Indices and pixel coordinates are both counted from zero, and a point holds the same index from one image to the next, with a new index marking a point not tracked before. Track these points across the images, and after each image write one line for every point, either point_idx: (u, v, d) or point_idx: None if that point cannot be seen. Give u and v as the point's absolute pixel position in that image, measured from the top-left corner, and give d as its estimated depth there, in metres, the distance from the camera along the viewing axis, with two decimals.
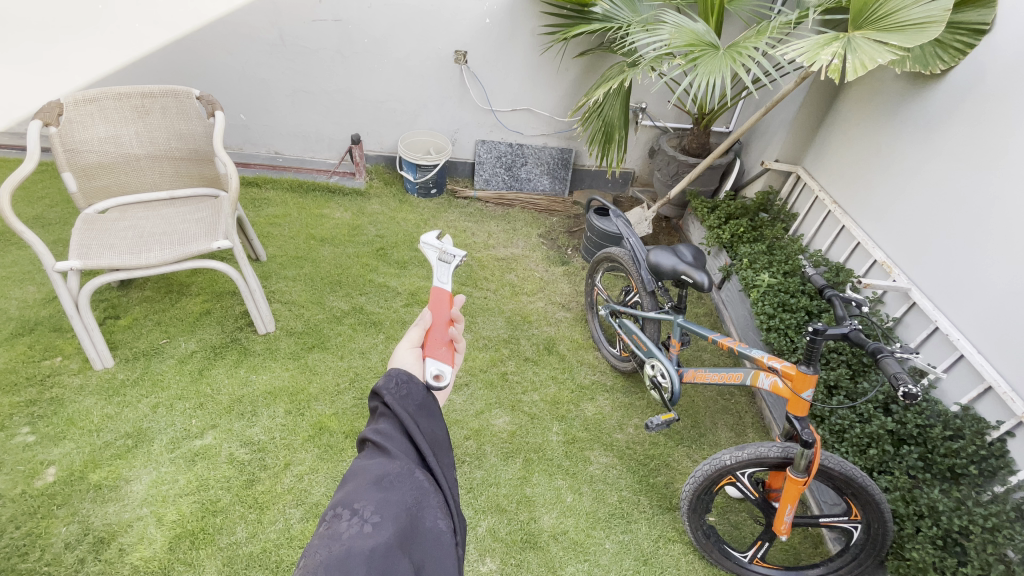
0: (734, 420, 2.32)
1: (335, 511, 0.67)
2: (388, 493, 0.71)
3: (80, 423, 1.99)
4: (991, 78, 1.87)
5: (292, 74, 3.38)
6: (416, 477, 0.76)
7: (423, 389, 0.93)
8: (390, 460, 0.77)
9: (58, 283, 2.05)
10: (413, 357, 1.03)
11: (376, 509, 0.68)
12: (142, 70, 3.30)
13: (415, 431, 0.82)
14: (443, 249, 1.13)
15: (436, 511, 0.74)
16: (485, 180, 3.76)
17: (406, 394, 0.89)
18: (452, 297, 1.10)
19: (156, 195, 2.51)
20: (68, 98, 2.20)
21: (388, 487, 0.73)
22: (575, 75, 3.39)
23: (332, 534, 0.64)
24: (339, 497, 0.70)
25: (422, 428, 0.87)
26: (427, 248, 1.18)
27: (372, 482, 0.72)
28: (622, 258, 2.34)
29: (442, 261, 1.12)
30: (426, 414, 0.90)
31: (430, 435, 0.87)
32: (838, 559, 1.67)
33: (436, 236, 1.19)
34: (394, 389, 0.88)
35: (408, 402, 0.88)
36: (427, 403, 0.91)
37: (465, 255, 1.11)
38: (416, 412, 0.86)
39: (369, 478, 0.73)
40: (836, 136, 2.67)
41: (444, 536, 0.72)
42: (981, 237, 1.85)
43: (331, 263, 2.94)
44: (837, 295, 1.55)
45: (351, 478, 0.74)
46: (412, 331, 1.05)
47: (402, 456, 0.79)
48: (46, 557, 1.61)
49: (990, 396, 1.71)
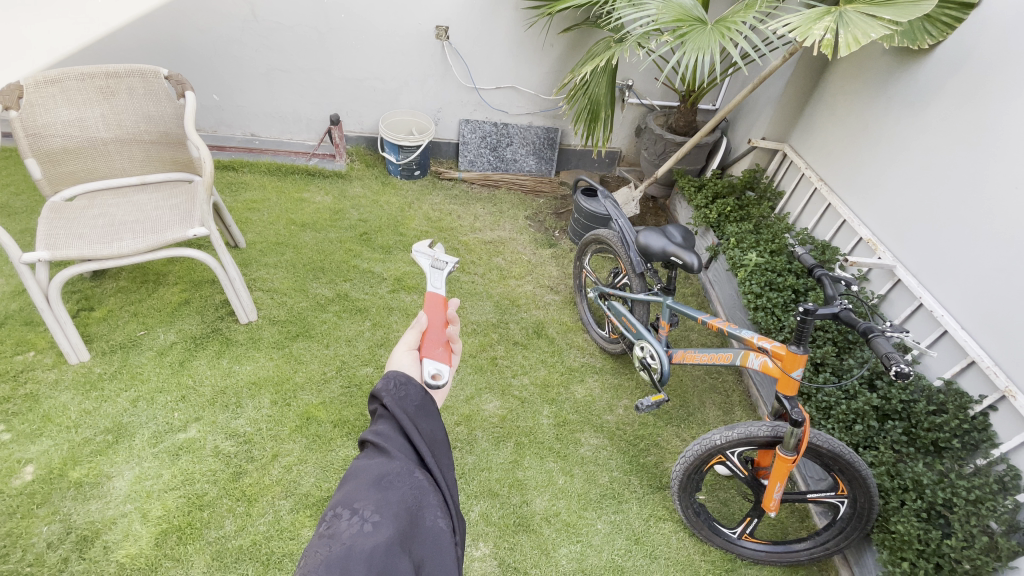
0: (722, 399, 2.34)
1: (335, 511, 0.65)
2: (387, 492, 0.69)
3: (57, 420, 1.93)
4: (978, 52, 1.85)
5: (266, 52, 3.24)
6: (416, 477, 0.74)
7: (421, 390, 0.90)
8: (389, 460, 0.75)
9: (26, 275, 1.95)
10: (410, 359, 1.00)
11: (376, 508, 0.66)
12: (106, 48, 3.13)
13: (414, 431, 0.80)
14: (435, 256, 1.14)
15: (436, 510, 0.72)
16: (470, 161, 3.68)
17: (405, 395, 0.86)
18: (446, 301, 1.09)
19: (127, 181, 2.40)
20: (28, 80, 2.10)
21: (388, 487, 0.70)
22: (560, 52, 3.31)
23: (333, 534, 0.62)
24: (338, 497, 0.67)
25: (421, 429, 0.85)
26: (418, 256, 1.19)
27: (371, 482, 0.70)
28: (610, 239, 2.31)
29: (435, 268, 1.13)
30: (425, 414, 0.88)
31: (429, 436, 0.85)
32: (825, 533, 1.71)
33: (428, 244, 1.20)
34: (392, 391, 0.86)
35: (407, 404, 0.86)
36: (425, 403, 0.89)
37: (457, 261, 1.11)
38: (415, 412, 0.84)
39: (368, 478, 0.70)
40: (823, 113, 2.65)
41: (444, 535, 0.70)
42: (966, 213, 1.86)
43: (313, 248, 2.87)
44: (827, 275, 1.53)
45: (349, 478, 0.72)
46: (407, 334, 1.03)
47: (402, 455, 0.77)
48: (28, 557, 1.57)
49: (973, 370, 1.74)
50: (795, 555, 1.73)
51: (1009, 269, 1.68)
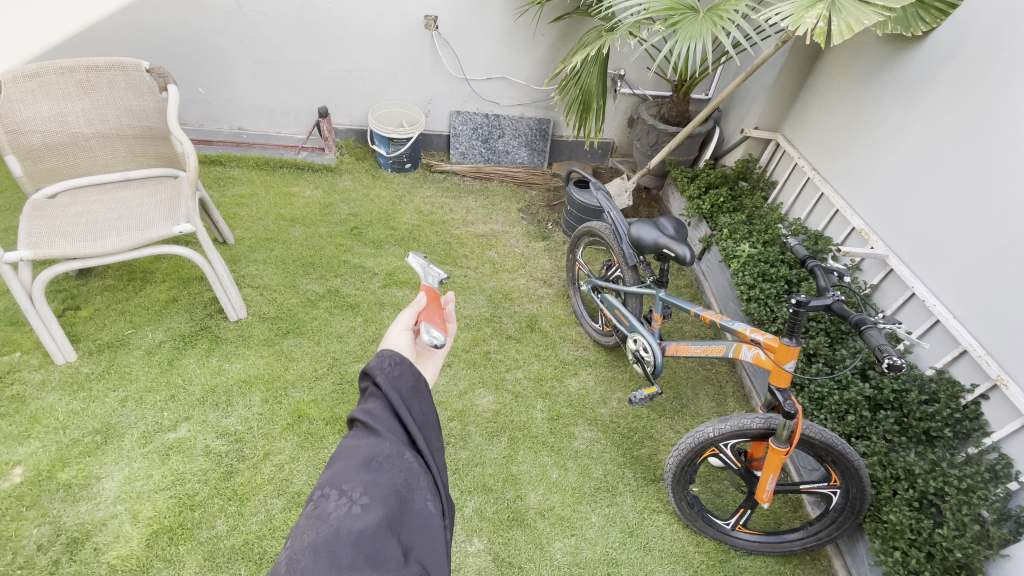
0: (715, 390, 2.34)
1: (322, 491, 0.64)
2: (377, 474, 0.67)
3: (45, 421, 1.91)
4: (972, 40, 1.83)
5: (251, 43, 3.18)
6: (406, 458, 0.72)
7: (414, 370, 0.87)
8: (379, 440, 0.73)
9: (8, 274, 1.91)
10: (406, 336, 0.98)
11: (365, 490, 0.64)
12: (87, 42, 3.06)
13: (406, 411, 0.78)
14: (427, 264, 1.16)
15: (426, 493, 0.70)
16: (461, 153, 3.65)
17: (399, 375, 0.84)
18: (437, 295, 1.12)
19: (110, 177, 2.35)
20: (5, 74, 2.04)
21: (377, 468, 0.68)
22: (551, 41, 3.26)
23: (319, 516, 0.61)
24: (326, 478, 0.66)
25: (413, 410, 0.83)
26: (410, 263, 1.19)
27: (361, 463, 0.68)
28: (602, 232, 2.29)
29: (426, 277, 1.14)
30: (418, 395, 0.86)
31: (420, 415, 0.83)
32: (818, 523, 1.71)
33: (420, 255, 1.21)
34: (386, 369, 0.83)
35: (400, 384, 0.83)
36: (418, 383, 0.86)
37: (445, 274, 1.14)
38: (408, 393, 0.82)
39: (357, 459, 0.68)
40: (817, 102, 2.63)
41: (433, 518, 0.69)
42: (959, 202, 1.85)
43: (303, 243, 2.83)
44: (820, 266, 1.51)
45: (338, 459, 0.70)
46: (403, 313, 1.01)
47: (392, 436, 0.75)
48: (18, 560, 1.55)
49: (965, 359, 1.75)
50: (788, 545, 1.74)
51: (1001, 258, 1.68)
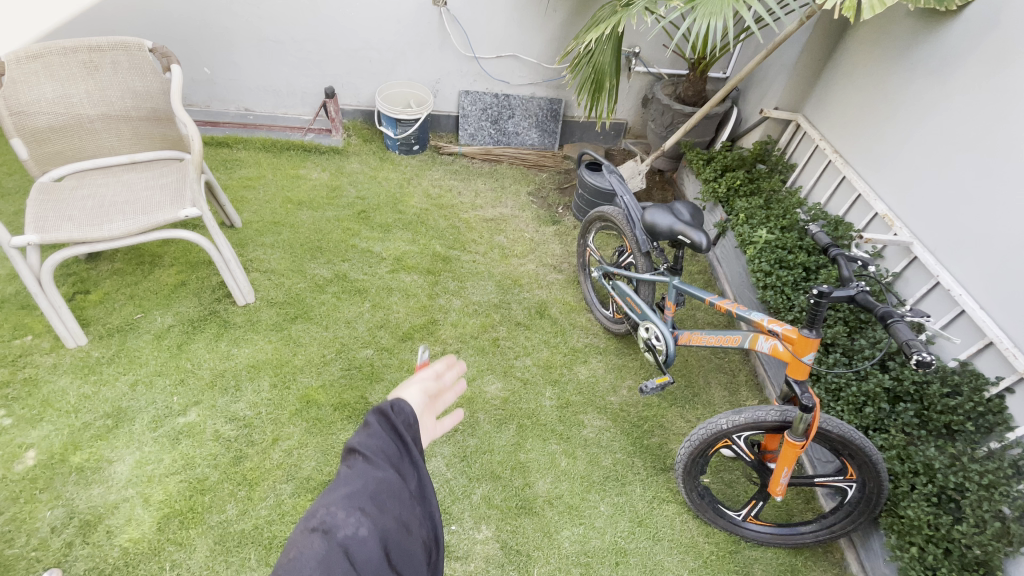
0: (728, 378, 2.30)
1: (323, 515, 0.66)
2: (381, 509, 0.70)
3: (57, 404, 1.92)
4: (1011, 14, 1.73)
5: (256, 22, 3.11)
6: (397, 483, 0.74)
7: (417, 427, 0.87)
8: (380, 470, 0.74)
9: (17, 259, 1.90)
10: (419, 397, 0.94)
11: (368, 520, 0.67)
12: (92, 21, 3.02)
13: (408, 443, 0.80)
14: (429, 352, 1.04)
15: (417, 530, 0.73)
16: (471, 135, 3.57)
17: (404, 414, 0.85)
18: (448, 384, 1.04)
19: (116, 159, 2.33)
20: (8, 56, 2.01)
21: (379, 500, 0.71)
22: (563, 17, 3.15)
23: (321, 539, 0.63)
24: (326, 501, 0.67)
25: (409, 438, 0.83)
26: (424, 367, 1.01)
27: (367, 495, 0.70)
28: (615, 217, 2.23)
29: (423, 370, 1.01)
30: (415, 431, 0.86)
31: (415, 448, 0.84)
32: (832, 516, 1.68)
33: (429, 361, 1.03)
34: (396, 414, 0.84)
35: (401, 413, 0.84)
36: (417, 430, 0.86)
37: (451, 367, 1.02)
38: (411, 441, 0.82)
39: (364, 489, 0.70)
40: (841, 81, 2.52)
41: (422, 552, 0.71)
42: (989, 187, 1.76)
43: (310, 227, 2.81)
44: (843, 254, 1.45)
45: (337, 485, 0.71)
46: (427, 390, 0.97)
47: (391, 465, 0.77)
48: (32, 542, 1.57)
49: (990, 351, 1.69)
50: (800, 537, 1.71)
51: None
